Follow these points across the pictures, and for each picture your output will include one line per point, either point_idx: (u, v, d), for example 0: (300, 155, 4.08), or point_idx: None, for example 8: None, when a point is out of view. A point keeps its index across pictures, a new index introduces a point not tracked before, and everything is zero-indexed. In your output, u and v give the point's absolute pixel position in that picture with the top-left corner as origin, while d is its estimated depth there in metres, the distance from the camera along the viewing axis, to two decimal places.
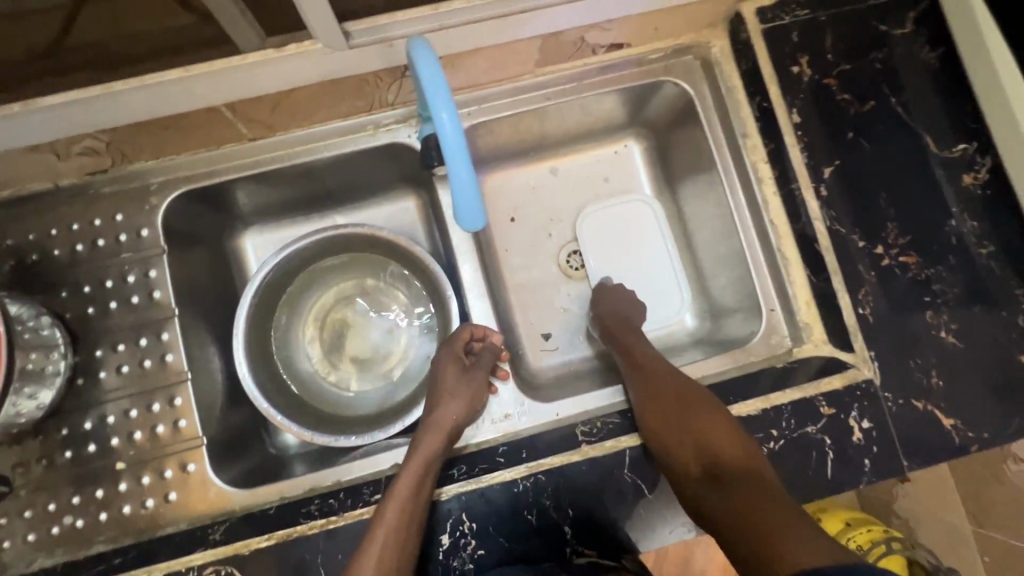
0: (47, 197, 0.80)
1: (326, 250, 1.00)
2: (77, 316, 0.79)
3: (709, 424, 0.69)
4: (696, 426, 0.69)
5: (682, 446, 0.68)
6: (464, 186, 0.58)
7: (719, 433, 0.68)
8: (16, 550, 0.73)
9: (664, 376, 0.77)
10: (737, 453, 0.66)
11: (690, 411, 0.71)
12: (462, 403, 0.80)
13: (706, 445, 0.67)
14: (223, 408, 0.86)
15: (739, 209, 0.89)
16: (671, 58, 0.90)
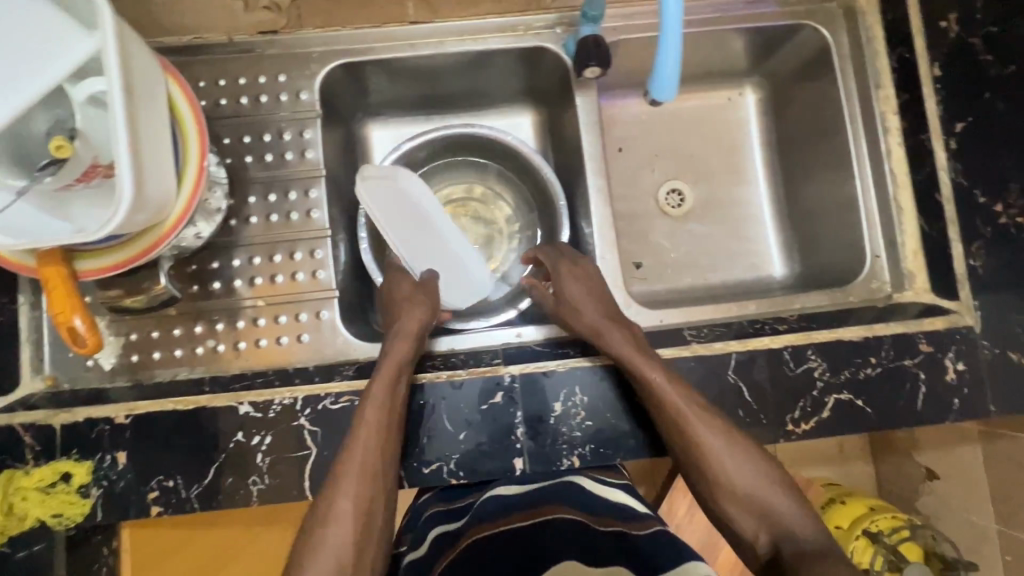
0: (221, 49, 0.86)
1: (444, 151, 1.05)
2: (236, 163, 0.85)
3: (765, 480, 0.69)
4: (754, 483, 0.69)
5: (745, 513, 0.69)
6: (670, 53, 0.58)
7: (780, 494, 0.68)
8: (166, 360, 0.82)
9: (681, 394, 0.72)
10: (801, 514, 0.66)
11: (740, 458, 0.70)
12: (416, 306, 0.82)
13: (771, 508, 0.68)
14: (347, 273, 0.93)
15: (859, 157, 0.92)
16: (815, 4, 0.93)
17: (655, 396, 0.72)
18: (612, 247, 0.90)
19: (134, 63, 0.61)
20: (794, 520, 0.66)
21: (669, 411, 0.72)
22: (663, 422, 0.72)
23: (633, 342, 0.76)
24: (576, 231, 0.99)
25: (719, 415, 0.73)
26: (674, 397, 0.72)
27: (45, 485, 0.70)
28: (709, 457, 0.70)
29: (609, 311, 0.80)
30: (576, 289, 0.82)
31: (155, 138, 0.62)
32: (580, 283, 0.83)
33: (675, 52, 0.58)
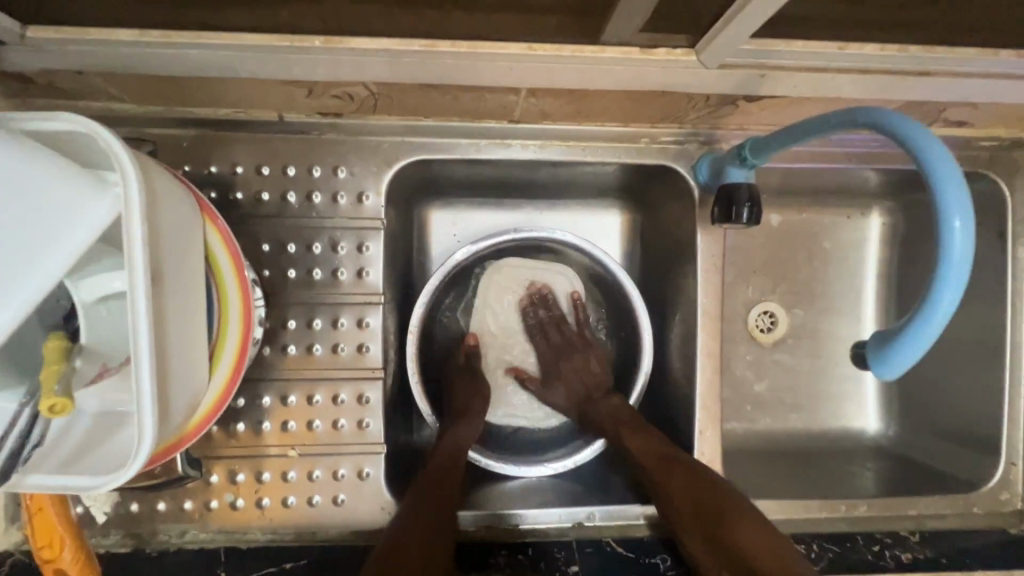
0: (267, 128, 0.67)
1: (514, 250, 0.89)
2: (275, 275, 0.69)
3: (729, 515, 0.62)
4: (714, 514, 0.62)
5: (704, 550, 0.60)
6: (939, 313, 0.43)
7: (741, 525, 0.60)
8: (170, 514, 0.67)
9: (652, 439, 0.73)
10: (771, 550, 0.57)
11: (701, 491, 0.65)
12: (478, 399, 0.81)
13: (731, 544, 0.59)
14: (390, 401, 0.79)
15: (1013, 344, 0.80)
16: (1000, 151, 0.76)
17: (624, 448, 0.74)
18: (714, 425, 0.76)
19: (165, 232, 0.44)
20: (757, 554, 0.57)
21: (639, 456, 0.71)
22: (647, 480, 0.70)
23: (610, 409, 0.79)
24: (664, 376, 0.84)
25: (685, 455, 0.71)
26: (638, 445, 0.72)
27: None
28: (672, 493, 0.66)
29: (594, 385, 0.84)
30: (563, 372, 0.85)
31: (190, 323, 0.47)
32: (564, 357, 0.86)
33: (942, 315, 0.43)
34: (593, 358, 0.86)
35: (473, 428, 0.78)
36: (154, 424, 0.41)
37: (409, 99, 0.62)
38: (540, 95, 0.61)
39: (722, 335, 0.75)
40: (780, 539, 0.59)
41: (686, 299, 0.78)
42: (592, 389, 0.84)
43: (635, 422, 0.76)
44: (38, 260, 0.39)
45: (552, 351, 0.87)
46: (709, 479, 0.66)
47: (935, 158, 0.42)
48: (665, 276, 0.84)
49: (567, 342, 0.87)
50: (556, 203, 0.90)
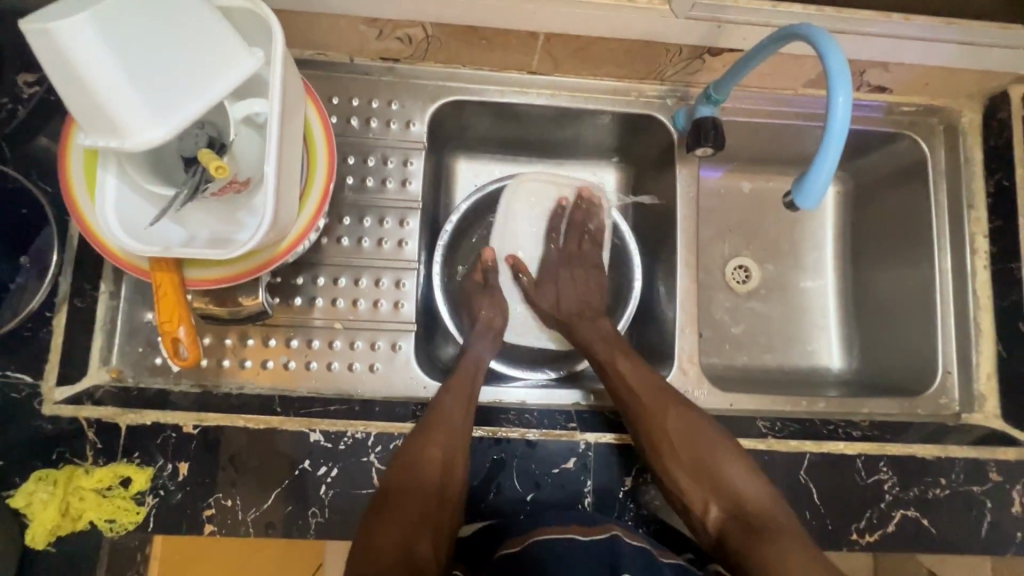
0: (339, 68, 0.86)
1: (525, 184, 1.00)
2: (336, 181, 0.86)
3: (722, 458, 0.73)
4: (710, 454, 0.73)
5: (696, 485, 0.73)
6: (827, 159, 0.59)
7: (735, 466, 0.73)
8: (233, 369, 0.80)
9: (649, 380, 0.79)
10: (758, 489, 0.71)
11: (695, 437, 0.75)
12: (495, 312, 0.91)
13: (726, 483, 0.72)
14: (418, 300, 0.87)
15: (942, 274, 0.95)
16: (918, 116, 0.95)
17: (624, 385, 0.80)
18: (692, 324, 0.91)
19: (288, 93, 0.61)
20: (747, 493, 0.71)
21: (639, 396, 0.78)
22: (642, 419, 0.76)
23: (601, 336, 0.87)
24: (650, 296, 0.98)
25: (679, 396, 0.79)
26: (638, 381, 0.80)
27: (103, 487, 0.67)
28: (667, 432, 0.75)
29: (587, 304, 0.91)
30: (563, 283, 0.92)
31: (293, 163, 0.63)
32: (567, 267, 0.93)
33: (828, 174, 0.60)
34: (591, 277, 0.93)
35: (487, 339, 0.87)
36: (268, 225, 0.57)
37: (452, 44, 0.81)
38: (553, 44, 0.81)
39: (698, 251, 0.92)
40: (759, 475, 0.73)
41: (668, 226, 0.95)
42: (587, 308, 0.90)
43: (630, 363, 0.82)
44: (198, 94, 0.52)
45: (563, 255, 0.94)
46: (695, 420, 0.76)
47: (835, 59, 0.59)
48: (650, 214, 1.00)
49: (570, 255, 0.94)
50: (560, 161, 1.04)
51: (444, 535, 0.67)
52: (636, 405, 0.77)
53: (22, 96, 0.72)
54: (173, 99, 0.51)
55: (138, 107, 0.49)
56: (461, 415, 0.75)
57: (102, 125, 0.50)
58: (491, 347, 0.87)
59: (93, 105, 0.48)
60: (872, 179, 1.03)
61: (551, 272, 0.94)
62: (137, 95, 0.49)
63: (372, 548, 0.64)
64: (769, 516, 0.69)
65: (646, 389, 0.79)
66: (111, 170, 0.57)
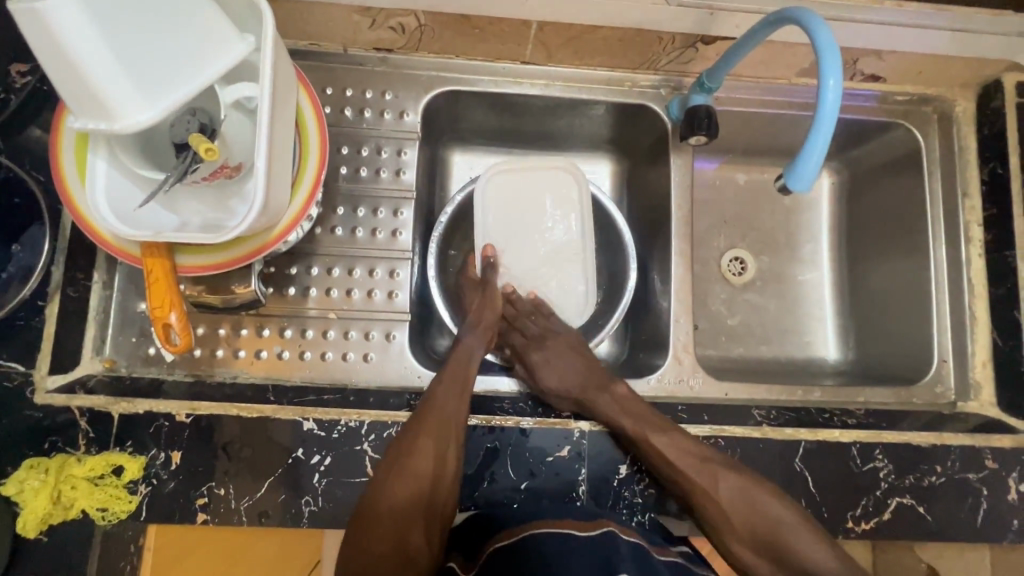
0: (333, 58, 0.86)
1: None
2: (329, 172, 0.86)
3: (780, 530, 0.70)
4: (767, 526, 0.71)
5: (758, 552, 0.72)
6: (819, 142, 0.59)
7: (793, 534, 0.70)
8: (226, 359, 0.80)
9: (687, 456, 0.73)
10: (820, 556, 0.69)
11: (751, 510, 0.71)
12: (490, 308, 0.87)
13: (792, 555, 0.70)
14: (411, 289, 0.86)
15: (938, 263, 0.95)
16: (912, 105, 0.95)
17: (654, 460, 0.73)
18: (687, 313, 0.91)
19: (279, 78, 0.61)
20: (813, 564, 0.69)
21: (683, 476, 0.72)
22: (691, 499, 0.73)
23: (616, 403, 0.78)
24: (645, 287, 0.98)
25: (726, 463, 0.74)
26: (678, 456, 0.73)
27: (95, 476, 0.67)
28: (722, 510, 0.72)
29: (591, 378, 0.82)
30: (554, 361, 0.84)
31: (285, 150, 0.63)
32: (547, 346, 0.86)
33: (820, 155, 0.60)
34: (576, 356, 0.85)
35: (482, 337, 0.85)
36: (258, 210, 0.57)
37: (445, 33, 0.81)
38: (546, 33, 0.81)
39: (692, 240, 0.92)
40: (820, 536, 0.70)
41: (662, 217, 0.95)
42: (582, 382, 0.82)
43: (666, 440, 0.74)
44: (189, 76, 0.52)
45: (536, 338, 0.88)
46: (749, 492, 0.72)
47: (826, 41, 0.59)
48: (645, 205, 0.99)
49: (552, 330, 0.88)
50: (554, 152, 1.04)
51: (438, 521, 0.69)
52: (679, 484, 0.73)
53: (13, 86, 0.71)
54: (161, 82, 0.51)
55: (126, 89, 0.49)
56: (455, 407, 0.74)
57: (88, 107, 0.49)
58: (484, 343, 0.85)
59: (79, 86, 0.48)
60: (867, 169, 1.03)
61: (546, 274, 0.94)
62: (126, 77, 0.49)
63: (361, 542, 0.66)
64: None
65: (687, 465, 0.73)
66: (102, 155, 0.57)
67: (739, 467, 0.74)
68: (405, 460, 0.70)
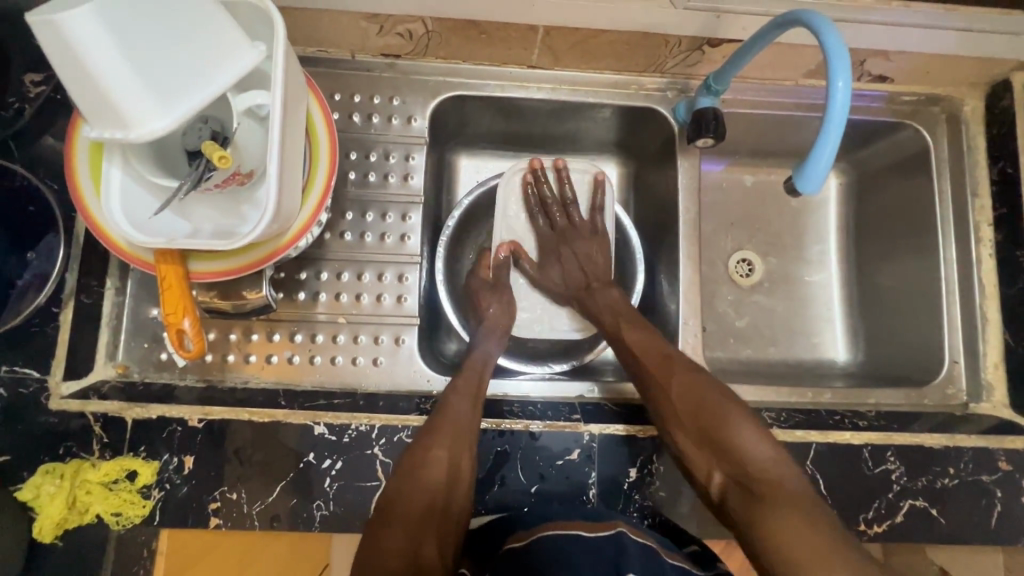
0: (340, 65, 0.87)
1: None
2: (338, 177, 0.86)
3: (729, 421, 0.71)
4: (714, 414, 0.72)
5: (700, 447, 0.70)
6: (828, 143, 0.59)
7: (740, 426, 0.70)
8: (238, 364, 0.80)
9: (651, 344, 0.80)
10: (764, 452, 0.68)
11: (700, 397, 0.73)
12: (504, 314, 0.89)
13: (732, 447, 0.69)
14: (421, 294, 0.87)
15: (947, 263, 0.94)
16: (920, 106, 0.95)
17: (626, 347, 0.82)
18: (696, 315, 0.91)
19: (290, 86, 0.61)
20: (754, 457, 0.68)
21: (642, 357, 0.79)
22: (647, 383, 0.77)
23: (609, 304, 0.87)
24: (654, 288, 0.98)
25: (686, 360, 0.78)
26: (641, 347, 0.80)
27: (109, 482, 0.67)
28: (671, 393, 0.75)
29: (592, 276, 0.91)
30: (566, 260, 0.93)
31: (295, 156, 0.63)
32: (567, 242, 0.93)
33: (829, 158, 0.60)
34: (596, 247, 0.92)
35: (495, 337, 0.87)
36: (269, 217, 0.58)
37: (452, 39, 0.81)
38: (552, 37, 0.81)
39: (700, 243, 0.92)
40: (769, 437, 0.70)
41: (669, 219, 0.95)
42: (592, 278, 0.91)
43: (633, 332, 0.83)
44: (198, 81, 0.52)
45: (559, 232, 0.94)
46: (703, 384, 0.75)
47: (834, 44, 0.59)
48: (652, 207, 1.00)
49: (577, 227, 0.94)
50: (561, 156, 1.04)
51: (451, 536, 0.67)
52: (639, 369, 0.79)
53: (28, 95, 0.72)
54: (177, 90, 0.51)
55: (139, 98, 0.49)
56: (467, 418, 0.73)
57: (107, 116, 0.50)
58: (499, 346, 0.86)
59: (97, 95, 0.48)
60: (875, 170, 1.03)
61: (551, 251, 0.94)
62: (141, 84, 0.49)
63: (373, 550, 0.63)
64: (775, 484, 0.65)
65: (651, 350, 0.80)
66: (116, 164, 0.58)
67: (700, 367, 0.77)
68: (419, 472, 0.68)
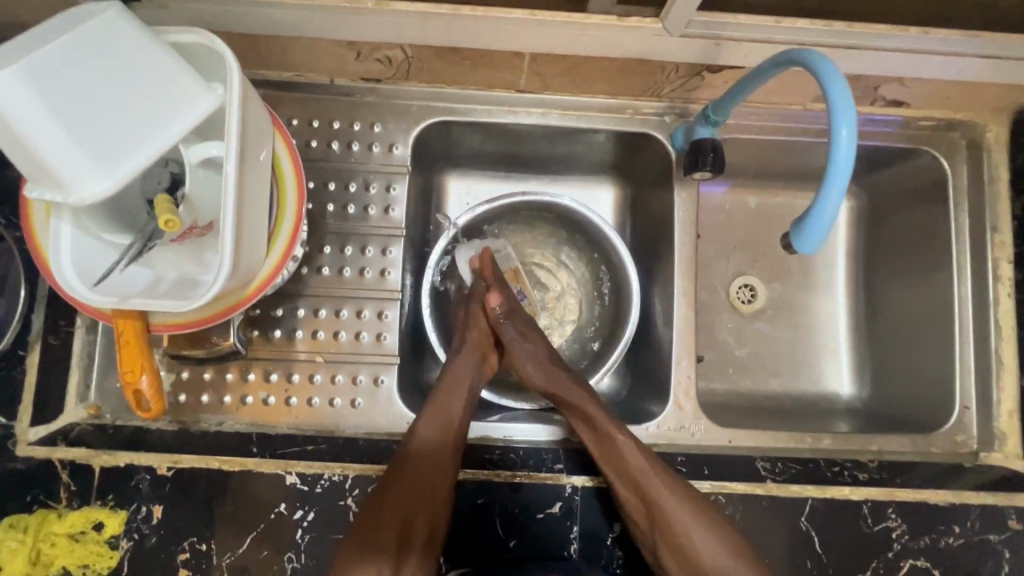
0: (317, 90, 0.82)
1: (518, 207, 0.96)
2: (316, 209, 0.83)
3: (713, 545, 0.68)
4: (722, 560, 0.68)
5: (681, 558, 0.69)
6: (832, 202, 0.54)
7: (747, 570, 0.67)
8: (212, 405, 0.78)
9: (639, 461, 0.72)
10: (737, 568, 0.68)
11: (686, 512, 0.70)
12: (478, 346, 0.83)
13: (710, 560, 0.68)
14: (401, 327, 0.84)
15: (962, 301, 0.88)
16: (939, 130, 0.89)
17: (612, 462, 0.72)
18: (689, 354, 0.87)
19: (251, 127, 0.58)
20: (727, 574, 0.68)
21: (631, 476, 0.71)
22: (631, 497, 0.70)
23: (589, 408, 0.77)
24: (648, 321, 0.94)
25: (671, 475, 0.72)
26: (631, 459, 0.72)
27: (75, 533, 0.66)
28: (662, 510, 0.70)
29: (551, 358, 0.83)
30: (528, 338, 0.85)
31: (260, 202, 0.60)
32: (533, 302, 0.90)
33: (831, 217, 0.55)
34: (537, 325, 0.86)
35: (472, 365, 0.81)
36: (228, 272, 0.54)
37: (434, 64, 0.77)
38: (541, 63, 0.77)
39: (696, 276, 0.88)
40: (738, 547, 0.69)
41: (665, 250, 0.90)
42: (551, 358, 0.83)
43: (615, 451, 0.73)
44: (143, 133, 0.49)
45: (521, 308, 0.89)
46: (688, 498, 0.71)
47: (838, 94, 0.54)
48: (648, 234, 0.95)
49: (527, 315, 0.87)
50: (553, 178, 0.99)
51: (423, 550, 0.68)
52: (627, 487, 0.71)
53: None
54: (120, 147, 0.48)
55: (77, 157, 0.46)
56: (425, 476, 0.70)
57: (42, 178, 0.47)
58: (478, 373, 0.81)
59: (30, 157, 0.45)
60: (887, 196, 0.97)
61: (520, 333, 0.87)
62: (76, 143, 0.46)
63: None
64: None
65: (639, 463, 0.72)
66: (66, 218, 0.55)
67: (693, 492, 0.71)
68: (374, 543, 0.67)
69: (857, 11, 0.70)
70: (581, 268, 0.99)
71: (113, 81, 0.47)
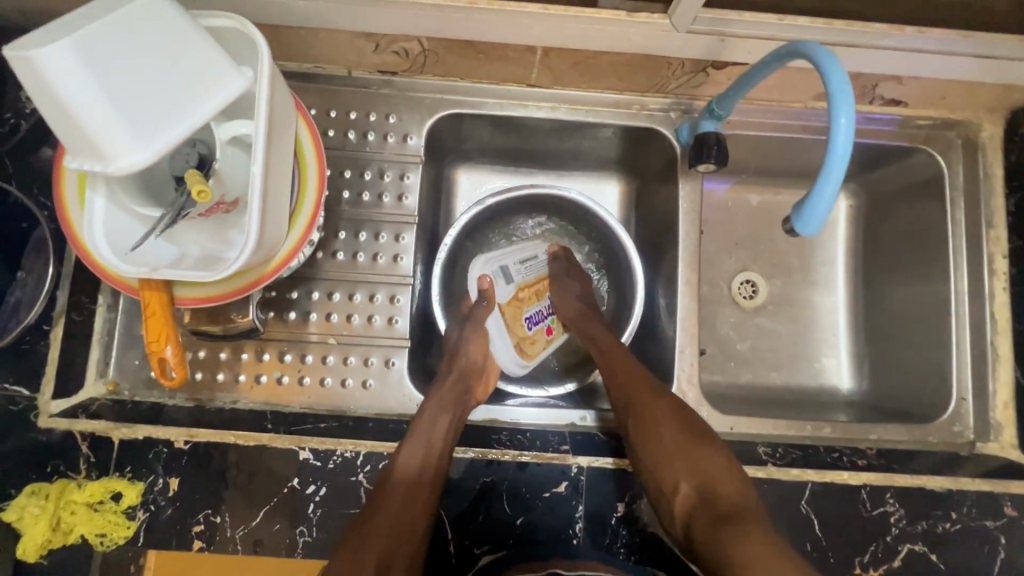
0: (335, 81, 0.85)
1: (526, 200, 0.98)
2: (332, 196, 0.85)
3: (703, 451, 0.69)
4: (690, 446, 0.69)
5: (672, 465, 0.68)
6: (830, 186, 0.57)
7: (715, 458, 0.68)
8: (227, 384, 0.80)
9: (635, 374, 0.78)
10: (729, 476, 0.66)
11: (677, 420, 0.72)
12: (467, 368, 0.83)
13: (702, 467, 0.67)
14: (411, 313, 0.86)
15: (958, 296, 0.91)
16: (935, 130, 0.91)
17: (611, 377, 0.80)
18: (692, 343, 0.89)
19: (278, 108, 0.60)
20: (718, 480, 0.66)
21: (627, 386, 0.77)
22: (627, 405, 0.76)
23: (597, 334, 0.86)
24: (652, 312, 0.96)
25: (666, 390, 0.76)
26: (627, 373, 0.78)
27: (94, 502, 0.68)
28: (653, 413, 0.73)
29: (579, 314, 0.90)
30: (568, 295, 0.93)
31: (283, 179, 0.62)
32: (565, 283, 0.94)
33: (830, 200, 0.58)
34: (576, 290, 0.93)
35: (458, 390, 0.79)
36: (253, 245, 0.57)
37: (449, 57, 0.80)
38: (552, 58, 0.79)
39: (699, 267, 0.90)
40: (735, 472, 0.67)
41: (669, 242, 0.93)
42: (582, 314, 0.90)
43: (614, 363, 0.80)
44: (178, 109, 0.51)
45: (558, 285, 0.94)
46: (680, 409, 0.74)
47: (839, 83, 0.56)
48: (653, 227, 0.97)
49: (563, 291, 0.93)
50: (560, 172, 1.02)
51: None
52: (623, 396, 0.77)
53: (25, 111, 0.73)
54: (156, 121, 0.50)
55: (116, 128, 0.49)
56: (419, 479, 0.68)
57: (85, 150, 0.50)
58: (462, 401, 0.79)
59: (75, 130, 0.48)
60: (885, 194, 0.99)
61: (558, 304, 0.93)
62: (115, 115, 0.48)
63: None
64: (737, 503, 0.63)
65: (635, 375, 0.78)
66: (100, 192, 0.58)
67: (680, 401, 0.76)
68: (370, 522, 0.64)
69: (855, 11, 0.73)
70: (588, 263, 1.01)
71: (153, 59, 0.49)
